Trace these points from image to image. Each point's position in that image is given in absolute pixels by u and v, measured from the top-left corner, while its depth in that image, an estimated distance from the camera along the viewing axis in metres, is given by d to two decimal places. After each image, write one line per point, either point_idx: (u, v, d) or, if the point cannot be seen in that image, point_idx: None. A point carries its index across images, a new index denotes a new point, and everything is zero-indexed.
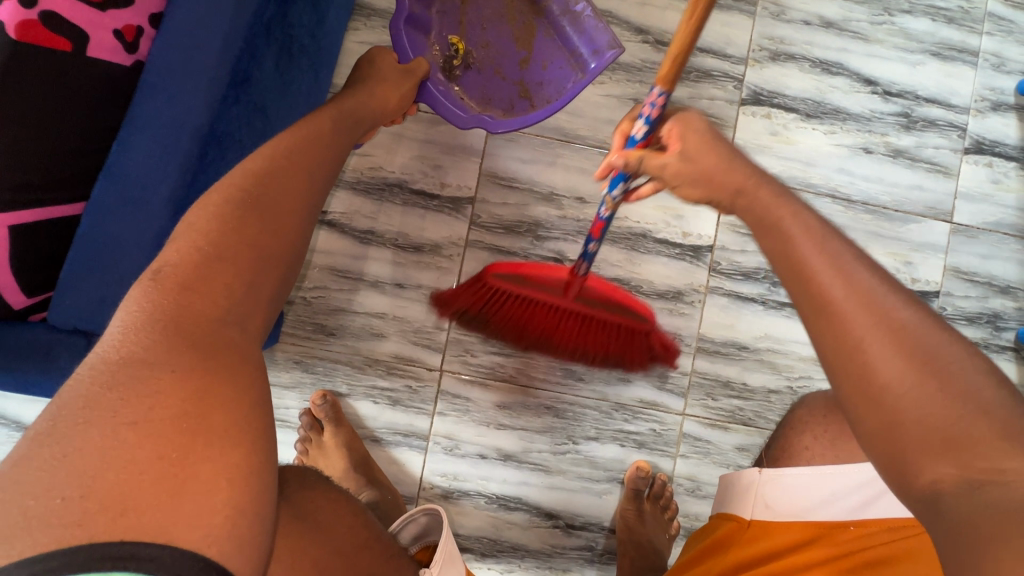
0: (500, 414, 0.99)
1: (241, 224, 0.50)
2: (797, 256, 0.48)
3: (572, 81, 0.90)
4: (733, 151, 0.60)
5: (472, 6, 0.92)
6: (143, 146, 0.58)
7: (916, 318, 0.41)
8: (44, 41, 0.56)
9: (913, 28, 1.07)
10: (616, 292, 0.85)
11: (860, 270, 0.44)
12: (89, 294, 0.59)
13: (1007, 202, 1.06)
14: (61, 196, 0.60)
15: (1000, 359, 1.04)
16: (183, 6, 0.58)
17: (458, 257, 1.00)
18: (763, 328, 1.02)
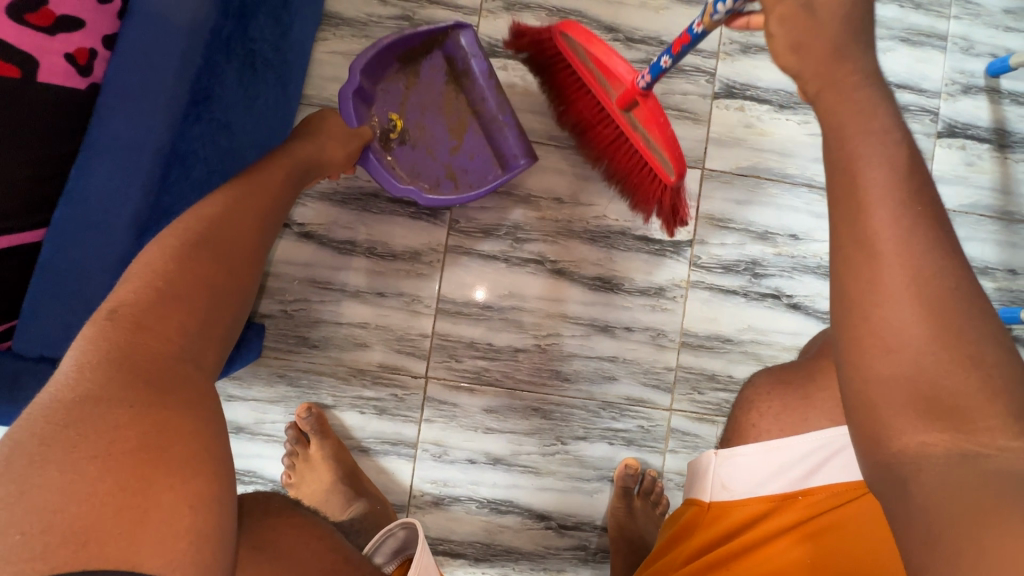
0: (488, 418, 0.99)
1: (198, 263, 0.52)
2: (858, 176, 0.39)
3: (493, 175, 0.97)
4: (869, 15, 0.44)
5: (414, 91, 0.96)
6: (103, 170, 0.58)
7: (961, 283, 0.37)
8: None
9: (882, 15, 1.07)
10: (657, 127, 0.83)
11: (918, 214, 0.38)
12: (53, 321, 0.58)
13: (983, 183, 1.07)
14: (22, 222, 0.59)
15: None
16: (136, 27, 0.58)
17: (438, 262, 1.00)
18: (746, 320, 1.02)
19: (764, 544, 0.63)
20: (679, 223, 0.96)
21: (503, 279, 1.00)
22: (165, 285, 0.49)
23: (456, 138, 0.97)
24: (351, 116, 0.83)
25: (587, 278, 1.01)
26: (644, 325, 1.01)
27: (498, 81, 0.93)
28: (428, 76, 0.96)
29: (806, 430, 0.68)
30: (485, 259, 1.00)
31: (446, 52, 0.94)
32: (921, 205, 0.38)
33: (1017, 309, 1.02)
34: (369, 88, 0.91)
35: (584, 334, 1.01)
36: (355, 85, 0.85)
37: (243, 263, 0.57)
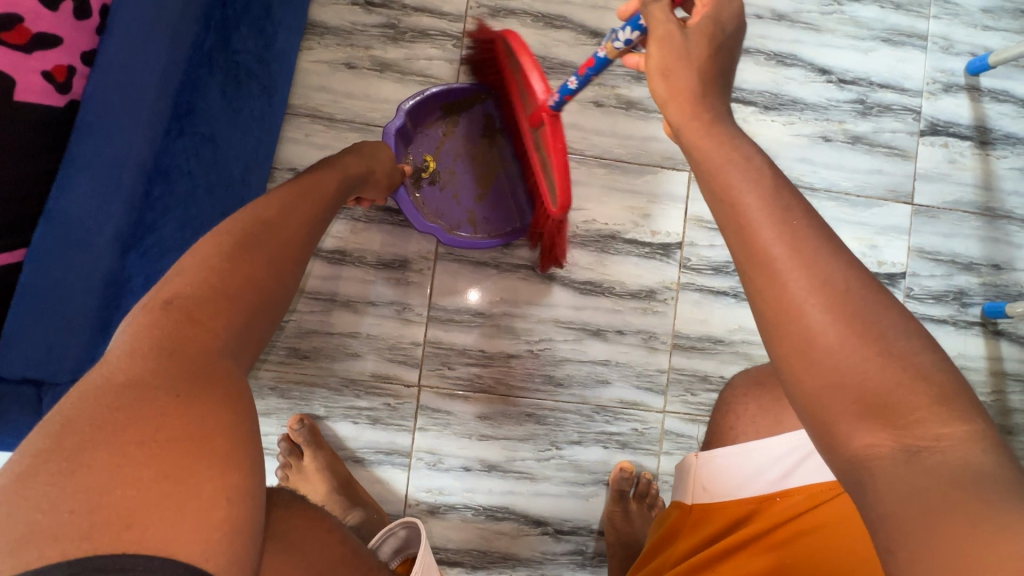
0: (482, 425, 0.98)
1: (248, 263, 0.51)
2: (740, 205, 0.40)
3: (512, 228, 0.99)
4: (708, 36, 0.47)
5: (452, 137, 0.99)
6: (85, 186, 0.56)
7: (853, 282, 0.36)
8: None
9: (862, 16, 1.08)
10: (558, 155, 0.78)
11: (802, 226, 0.38)
12: (36, 341, 0.57)
13: (965, 180, 1.09)
14: (7, 241, 0.58)
15: (967, 335, 1.07)
16: (119, 35, 0.57)
17: (429, 270, 0.99)
18: (736, 320, 1.03)
19: (740, 550, 0.63)
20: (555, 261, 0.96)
21: (495, 286, 1.00)
22: (224, 281, 0.49)
23: (483, 189, 1.00)
24: (395, 151, 0.91)
25: (578, 282, 1.01)
26: (636, 328, 1.01)
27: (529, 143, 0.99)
28: (467, 129, 1.00)
29: (780, 433, 0.69)
30: (476, 266, 1.00)
31: (486, 109, 0.99)
32: (796, 217, 0.38)
33: (1001, 303, 1.03)
34: (410, 130, 0.96)
35: (576, 339, 1.01)
36: (399, 126, 0.91)
37: (292, 267, 0.56)
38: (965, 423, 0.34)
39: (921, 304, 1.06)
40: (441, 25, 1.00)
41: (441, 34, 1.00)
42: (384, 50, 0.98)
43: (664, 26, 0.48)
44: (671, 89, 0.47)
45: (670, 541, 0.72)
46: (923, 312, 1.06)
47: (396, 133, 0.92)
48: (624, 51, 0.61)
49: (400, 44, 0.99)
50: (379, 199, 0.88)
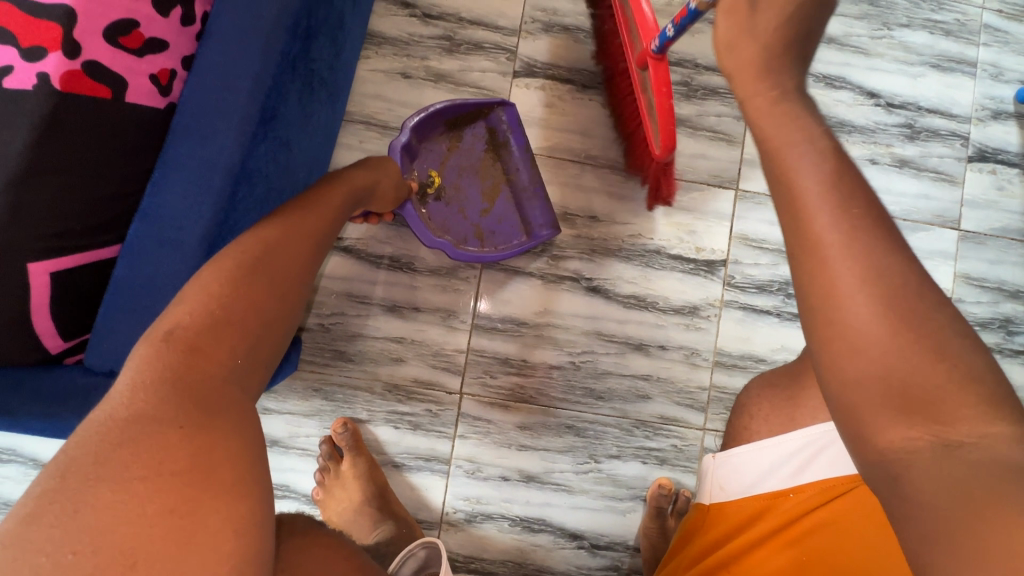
0: (522, 435, 0.99)
1: (250, 287, 0.51)
2: (796, 190, 0.37)
3: (517, 241, 1.00)
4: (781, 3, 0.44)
5: (457, 152, 1.00)
6: (177, 187, 0.59)
7: (910, 280, 0.34)
8: (87, 91, 0.58)
9: (913, 41, 1.09)
10: (662, 95, 0.81)
11: (861, 218, 0.35)
12: (122, 339, 0.60)
13: (1012, 207, 1.08)
14: (101, 240, 0.61)
15: (1013, 364, 1.06)
16: (216, 43, 0.59)
17: (475, 279, 1.00)
18: (779, 340, 1.03)
19: (747, 554, 0.64)
20: (661, 199, 1.01)
21: (538, 295, 1.01)
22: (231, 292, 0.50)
23: (488, 202, 1.01)
24: (400, 168, 0.91)
25: (621, 295, 1.01)
26: (678, 344, 1.01)
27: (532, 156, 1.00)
28: (471, 143, 1.01)
29: (795, 428, 0.69)
30: (521, 276, 1.01)
31: (491, 122, 1.00)
32: (855, 208, 0.36)
33: None
34: (415, 145, 0.95)
35: (618, 352, 1.01)
36: (405, 143, 0.91)
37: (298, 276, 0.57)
38: (1010, 426, 0.32)
39: None
40: (497, 38, 1.02)
41: (495, 47, 1.02)
42: (439, 61, 1.00)
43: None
44: (738, 63, 0.45)
45: (684, 543, 0.73)
46: None
47: (403, 150, 0.92)
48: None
49: (455, 56, 1.01)
50: (386, 215, 0.91)
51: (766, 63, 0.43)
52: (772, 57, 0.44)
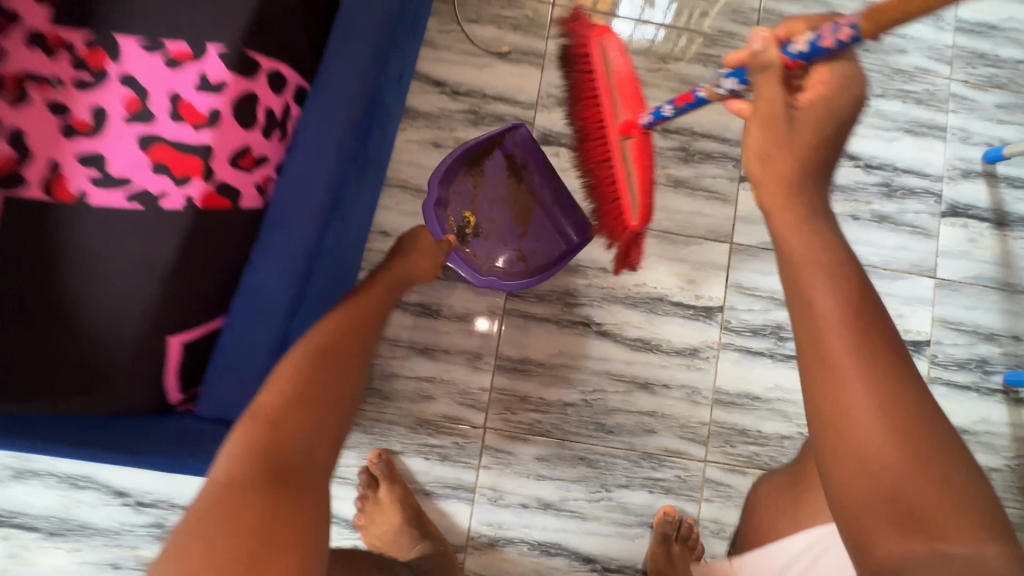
0: (540, 465, 1.09)
1: (320, 373, 0.59)
2: (814, 308, 0.40)
3: (558, 252, 1.13)
4: (814, 133, 0.48)
5: (482, 189, 1.13)
6: (269, 268, 0.72)
7: (915, 398, 0.38)
8: (217, 205, 0.73)
9: (887, 109, 1.21)
10: (648, 167, 0.94)
11: (877, 339, 0.39)
12: (230, 392, 0.72)
13: (985, 257, 1.19)
14: (213, 313, 0.74)
15: (990, 402, 1.15)
16: (299, 150, 0.73)
17: (497, 324, 1.12)
18: (773, 379, 1.13)
19: None
20: (627, 266, 1.01)
21: (553, 338, 1.12)
22: (309, 375, 0.59)
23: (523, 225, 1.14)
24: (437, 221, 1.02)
25: (628, 338, 1.13)
26: (680, 383, 1.12)
27: (553, 172, 1.11)
28: (493, 173, 1.13)
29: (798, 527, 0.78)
30: (539, 321, 1.12)
31: (506, 148, 1.11)
32: (874, 337, 0.39)
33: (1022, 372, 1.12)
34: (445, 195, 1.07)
35: (626, 390, 1.11)
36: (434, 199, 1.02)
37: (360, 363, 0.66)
38: (1000, 542, 0.36)
39: (945, 370, 1.16)
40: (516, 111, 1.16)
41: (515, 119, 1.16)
42: (466, 132, 1.15)
43: (771, 108, 0.49)
44: (768, 172, 0.47)
45: None
46: (947, 377, 1.15)
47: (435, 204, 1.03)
48: (725, 97, 0.69)
49: (479, 127, 1.15)
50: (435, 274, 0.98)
51: (799, 173, 0.46)
52: (808, 168, 0.47)
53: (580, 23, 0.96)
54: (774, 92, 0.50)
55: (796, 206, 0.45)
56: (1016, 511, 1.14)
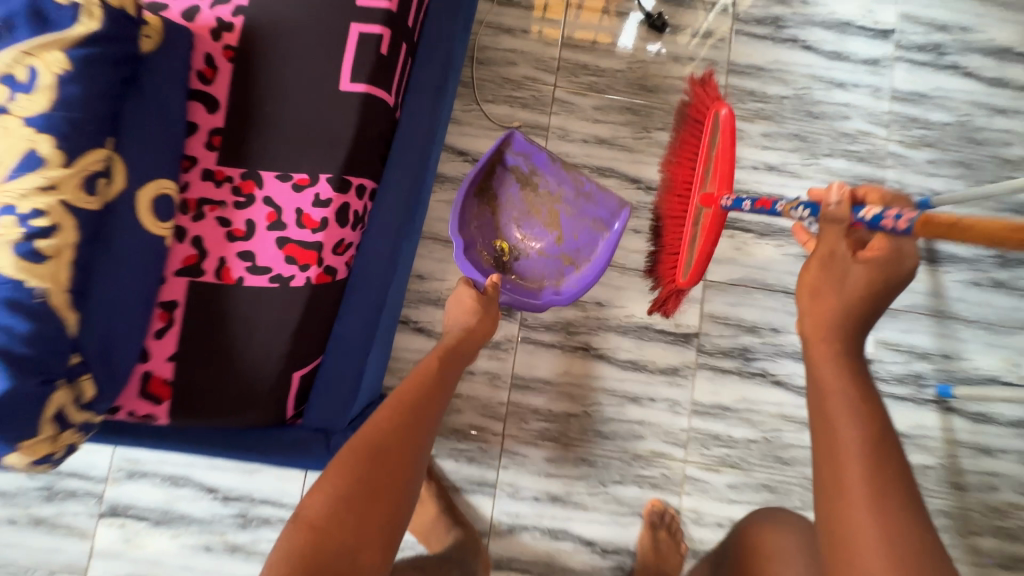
0: (549, 465, 1.33)
1: (361, 484, 0.74)
2: (838, 442, 0.59)
3: (600, 237, 1.31)
4: (866, 287, 0.67)
5: (502, 215, 1.38)
6: (353, 315, 0.98)
7: (912, 534, 0.53)
8: (322, 281, 0.94)
9: (835, 166, 1.45)
10: (710, 238, 1.04)
11: (884, 476, 0.56)
12: (331, 406, 0.98)
13: (919, 289, 1.42)
14: (316, 353, 0.97)
15: (925, 410, 1.38)
16: (374, 228, 1.00)
17: (513, 349, 1.37)
18: (740, 393, 1.37)
19: None
20: (662, 311, 1.23)
21: (559, 360, 1.37)
22: (361, 473, 0.75)
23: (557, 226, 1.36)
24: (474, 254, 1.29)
25: (621, 360, 1.37)
26: (663, 397, 1.36)
27: (558, 160, 1.29)
28: (505, 193, 1.37)
29: None
30: (547, 346, 1.37)
31: (509, 162, 1.32)
32: (882, 474, 0.56)
33: (949, 386, 1.35)
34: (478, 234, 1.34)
35: (619, 403, 1.36)
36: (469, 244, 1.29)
37: (412, 458, 0.80)
38: None
39: (886, 383, 1.39)
40: None
41: None
42: None
43: (829, 253, 0.70)
44: (814, 306, 0.68)
45: None
46: (887, 389, 1.39)
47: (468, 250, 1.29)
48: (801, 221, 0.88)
49: None
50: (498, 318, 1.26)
51: (838, 321, 0.66)
52: (845, 314, 0.66)
53: (711, 93, 1.10)
54: (838, 243, 0.71)
55: (831, 351, 0.65)
56: (947, 502, 1.36)
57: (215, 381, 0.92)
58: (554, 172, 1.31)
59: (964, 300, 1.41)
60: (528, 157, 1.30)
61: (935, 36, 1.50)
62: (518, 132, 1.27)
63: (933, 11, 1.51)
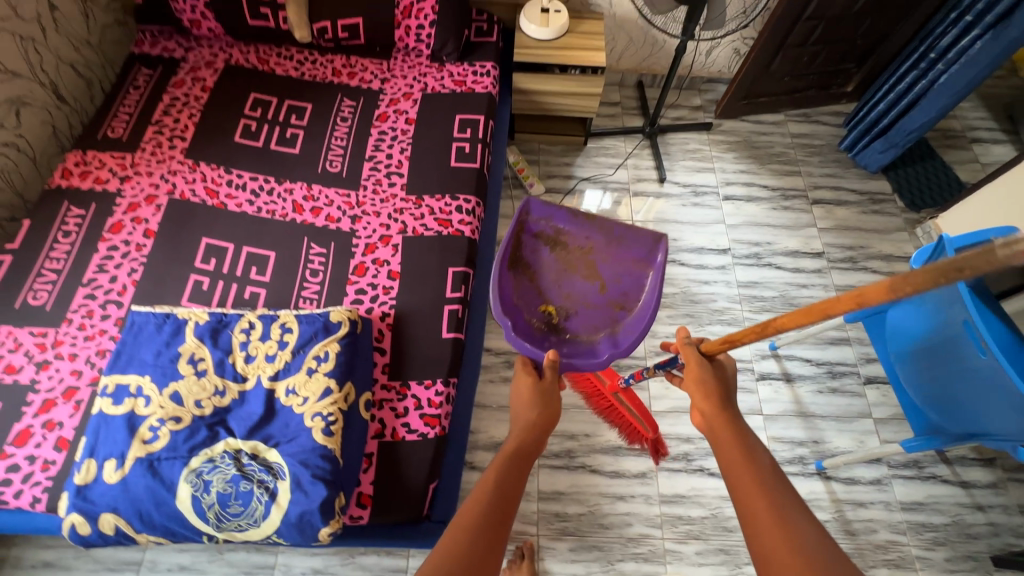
0: (573, 553, 1.94)
1: (507, 489, 1.09)
2: (730, 458, 1.08)
3: (642, 275, 1.72)
4: (722, 382, 1.26)
5: (543, 281, 1.73)
6: (454, 450, 1.67)
7: (779, 497, 0.96)
8: (439, 431, 1.59)
9: (715, 329, 2.39)
10: (638, 403, 2.01)
11: (756, 467, 1.03)
12: (448, 507, 1.59)
13: (787, 399, 2.24)
14: (438, 476, 1.58)
15: (812, 480, 2.09)
16: (461, 398, 1.75)
17: (536, 472, 2.06)
18: (690, 484, 2.07)
19: None
20: (660, 454, 2.05)
21: (567, 476, 2.06)
22: (504, 483, 1.10)
23: (597, 275, 1.72)
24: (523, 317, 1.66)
25: (608, 470, 2.08)
26: (640, 493, 2.04)
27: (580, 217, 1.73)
28: (543, 261, 1.75)
29: None
30: (557, 467, 2.07)
31: (535, 231, 1.75)
32: (756, 468, 1.03)
33: (820, 461, 2.09)
34: (530, 304, 1.70)
35: (612, 501, 2.03)
36: (523, 310, 1.67)
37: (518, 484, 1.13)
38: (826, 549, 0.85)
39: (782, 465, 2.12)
40: None
41: None
42: (506, 372, 2.25)
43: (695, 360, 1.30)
44: (701, 391, 1.24)
45: None
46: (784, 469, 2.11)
47: (521, 322, 1.65)
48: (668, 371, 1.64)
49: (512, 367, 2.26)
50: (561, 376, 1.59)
51: (715, 400, 1.22)
52: (715, 394, 1.23)
53: None
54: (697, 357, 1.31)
55: (717, 416, 1.19)
56: (846, 545, 1.99)
57: (381, 500, 1.51)
58: (577, 229, 1.74)
59: (816, 403, 2.24)
60: (552, 222, 1.75)
61: (754, 249, 2.60)
62: (536, 202, 1.74)
63: (748, 236, 2.63)
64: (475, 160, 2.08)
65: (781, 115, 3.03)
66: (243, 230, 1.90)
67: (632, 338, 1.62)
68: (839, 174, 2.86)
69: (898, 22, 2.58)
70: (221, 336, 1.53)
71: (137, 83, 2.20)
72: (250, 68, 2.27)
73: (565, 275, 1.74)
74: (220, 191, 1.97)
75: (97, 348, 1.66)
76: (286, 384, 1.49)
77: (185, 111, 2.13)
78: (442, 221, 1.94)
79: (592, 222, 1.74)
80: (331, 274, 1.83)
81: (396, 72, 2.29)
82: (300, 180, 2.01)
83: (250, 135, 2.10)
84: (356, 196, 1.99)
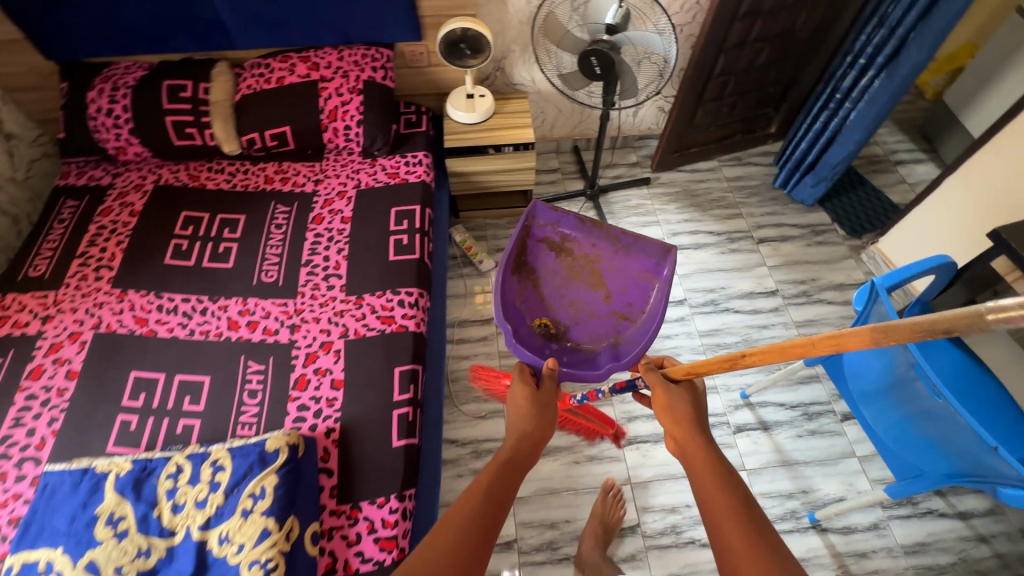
0: None
1: (490, 508, 1.02)
2: (702, 485, 1.03)
3: (649, 287, 1.71)
4: (692, 407, 1.22)
5: (546, 287, 1.72)
6: None
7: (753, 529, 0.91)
8: (397, 556, 1.47)
9: None
10: (590, 410, 2.02)
11: (729, 494, 0.98)
12: None
13: (767, 450, 2.16)
14: None
15: (808, 535, 1.98)
16: (422, 511, 1.64)
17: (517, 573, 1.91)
18: (682, 559, 1.94)
19: None
20: (619, 438, 2.15)
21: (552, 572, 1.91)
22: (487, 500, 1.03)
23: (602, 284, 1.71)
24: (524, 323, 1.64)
25: None
26: None
27: (589, 226, 1.72)
28: (546, 267, 1.74)
29: None
30: (540, 563, 1.93)
31: (541, 236, 1.75)
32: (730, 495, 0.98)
33: (812, 513, 1.99)
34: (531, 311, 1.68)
35: None
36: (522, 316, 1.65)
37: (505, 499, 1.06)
38: None
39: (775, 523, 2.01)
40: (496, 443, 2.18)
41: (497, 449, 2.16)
42: (475, 463, 2.14)
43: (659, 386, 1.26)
44: (672, 416, 1.20)
45: None
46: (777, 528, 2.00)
47: (523, 326, 1.63)
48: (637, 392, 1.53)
49: (481, 457, 2.15)
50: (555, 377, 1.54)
51: (688, 423, 1.17)
52: (686, 420, 1.19)
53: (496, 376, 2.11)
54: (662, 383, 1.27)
55: (690, 440, 1.14)
56: None
57: None
58: (585, 237, 1.74)
59: (797, 449, 2.16)
60: (559, 228, 1.74)
61: (709, 296, 2.60)
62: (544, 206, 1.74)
63: (702, 284, 2.64)
64: (414, 251, 2.06)
65: (715, 161, 3.13)
66: (175, 357, 1.80)
67: (635, 350, 1.59)
68: (779, 211, 2.93)
69: (802, 66, 2.75)
70: (144, 487, 1.40)
71: (63, 216, 2.15)
72: (180, 186, 2.25)
73: (570, 284, 1.72)
74: (149, 318, 1.88)
75: (11, 516, 1.50)
76: (219, 532, 1.36)
77: (112, 238, 2.08)
78: (385, 319, 1.88)
79: (600, 230, 1.73)
80: (271, 392, 1.73)
81: (329, 172, 2.30)
82: (234, 294, 1.95)
83: (181, 255, 2.04)
84: (294, 304, 1.93)
